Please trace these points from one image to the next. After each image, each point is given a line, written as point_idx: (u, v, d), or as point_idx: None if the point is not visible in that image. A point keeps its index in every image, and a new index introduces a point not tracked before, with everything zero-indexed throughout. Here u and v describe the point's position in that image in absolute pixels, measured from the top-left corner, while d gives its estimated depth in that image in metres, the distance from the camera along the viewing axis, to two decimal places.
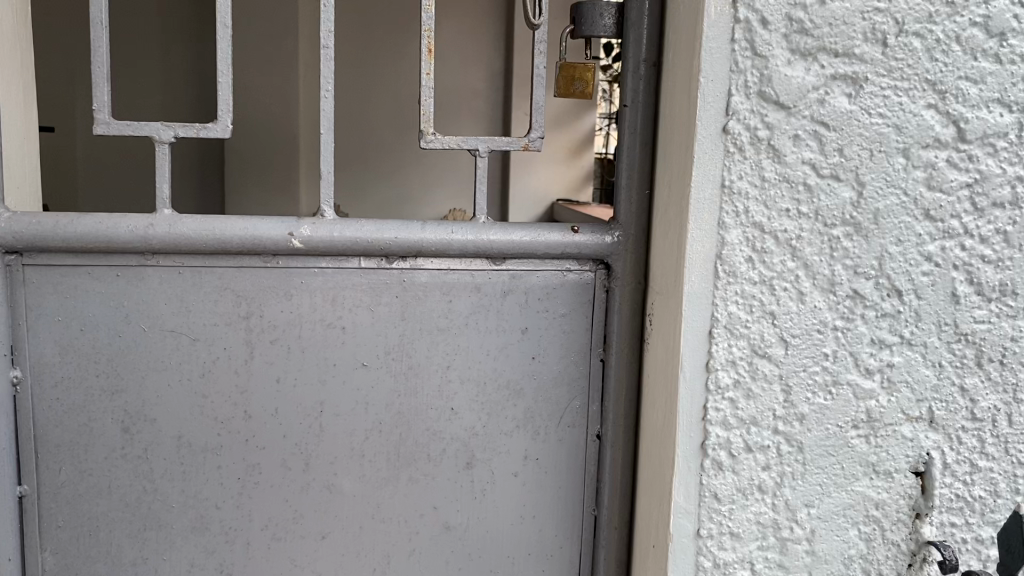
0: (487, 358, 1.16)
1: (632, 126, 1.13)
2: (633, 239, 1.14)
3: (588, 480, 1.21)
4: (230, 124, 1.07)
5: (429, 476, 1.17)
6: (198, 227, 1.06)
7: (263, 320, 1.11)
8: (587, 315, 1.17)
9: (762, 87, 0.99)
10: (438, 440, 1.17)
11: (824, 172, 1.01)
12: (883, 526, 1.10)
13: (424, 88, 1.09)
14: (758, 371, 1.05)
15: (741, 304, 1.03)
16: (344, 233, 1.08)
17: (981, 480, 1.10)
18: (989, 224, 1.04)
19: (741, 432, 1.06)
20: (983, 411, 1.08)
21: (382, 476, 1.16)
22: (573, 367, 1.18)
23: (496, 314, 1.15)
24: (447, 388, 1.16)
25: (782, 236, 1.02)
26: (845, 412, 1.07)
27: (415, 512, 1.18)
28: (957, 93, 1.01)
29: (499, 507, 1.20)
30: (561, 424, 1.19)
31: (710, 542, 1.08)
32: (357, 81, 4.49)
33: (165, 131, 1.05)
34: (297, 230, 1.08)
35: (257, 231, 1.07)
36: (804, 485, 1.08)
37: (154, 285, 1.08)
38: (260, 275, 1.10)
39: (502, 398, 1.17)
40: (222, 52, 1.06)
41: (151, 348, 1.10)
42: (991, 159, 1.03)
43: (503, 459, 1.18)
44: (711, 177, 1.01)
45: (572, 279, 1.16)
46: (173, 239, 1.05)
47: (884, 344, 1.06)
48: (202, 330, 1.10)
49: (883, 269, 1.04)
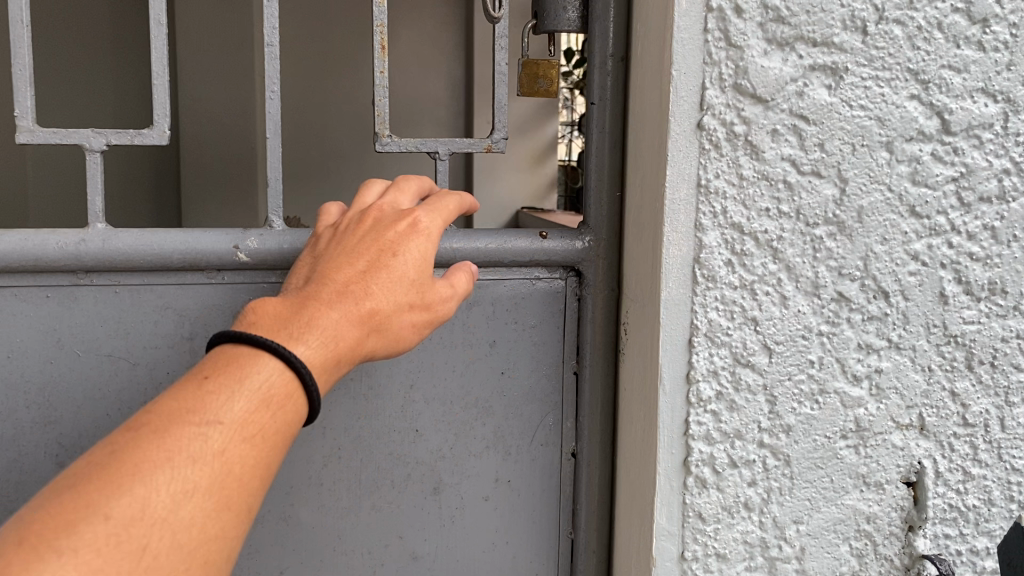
0: (454, 375, 1.09)
1: (600, 126, 1.07)
2: (604, 244, 1.08)
3: (564, 501, 1.14)
4: (168, 130, 0.99)
5: (394, 503, 1.10)
6: (134, 240, 0.97)
7: (208, 341, 1.03)
8: (558, 326, 1.11)
9: (737, 80, 0.94)
10: (402, 465, 1.09)
11: (804, 169, 0.96)
12: (875, 540, 1.04)
13: (378, 86, 1.02)
14: (741, 382, 0.99)
15: (721, 310, 0.97)
16: (294, 245, 1.01)
17: (974, 489, 1.05)
18: (976, 220, 0.99)
19: (725, 447, 1.00)
20: (975, 416, 1.03)
21: (342, 505, 1.09)
22: (545, 382, 1.11)
23: (461, 328, 1.08)
24: (410, 408, 1.09)
25: (762, 237, 0.96)
26: (833, 422, 1.01)
27: (379, 544, 1.11)
28: (940, 83, 0.96)
29: (469, 534, 1.13)
30: (533, 443, 1.12)
31: (696, 565, 1.02)
32: (314, 91, 4.38)
33: (96, 138, 0.97)
34: (243, 242, 1.00)
35: (200, 245, 0.99)
36: (792, 500, 1.02)
37: (87, 306, 1.00)
38: (204, 292, 1.02)
39: (470, 418, 1.10)
40: (156, 51, 0.98)
41: (86, 375, 1.01)
42: (977, 151, 0.98)
43: (472, 482, 1.11)
44: (686, 177, 0.95)
45: (541, 288, 1.10)
46: (108, 256, 0.97)
47: (871, 349, 1.00)
48: (142, 353, 1.02)
49: (868, 270, 0.99)
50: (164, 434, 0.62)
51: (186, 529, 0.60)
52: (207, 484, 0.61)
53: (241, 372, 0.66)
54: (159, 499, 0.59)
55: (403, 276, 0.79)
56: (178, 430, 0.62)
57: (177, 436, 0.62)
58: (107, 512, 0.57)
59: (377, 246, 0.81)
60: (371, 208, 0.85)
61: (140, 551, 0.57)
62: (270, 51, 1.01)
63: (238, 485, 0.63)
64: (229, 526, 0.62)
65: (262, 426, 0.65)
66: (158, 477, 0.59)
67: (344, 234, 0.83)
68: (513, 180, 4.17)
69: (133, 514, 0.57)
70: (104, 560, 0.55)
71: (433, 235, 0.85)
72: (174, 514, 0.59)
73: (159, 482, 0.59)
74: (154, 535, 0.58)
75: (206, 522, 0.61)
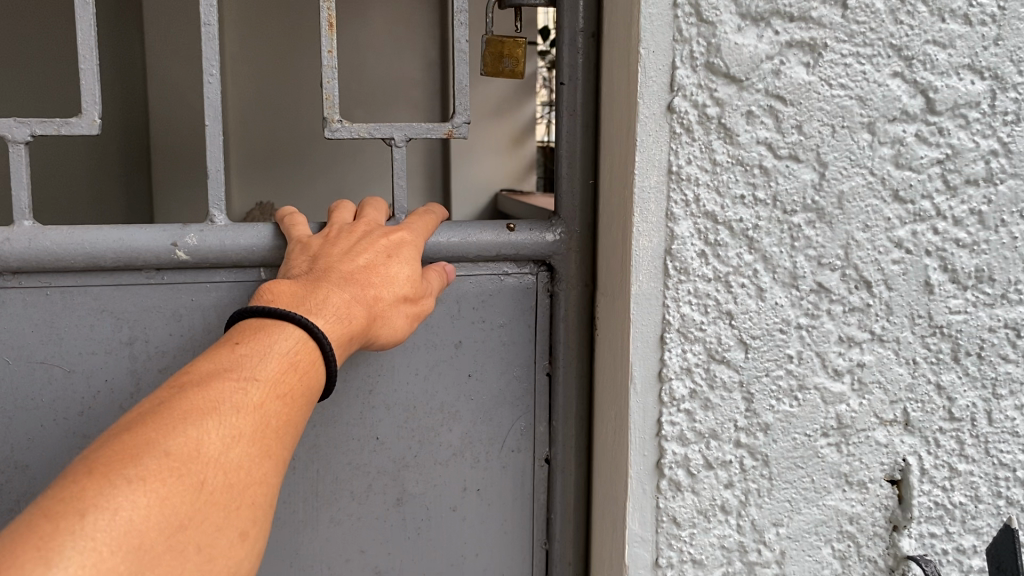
0: (418, 378, 1.06)
1: (571, 108, 1.01)
2: (577, 236, 1.04)
3: (538, 510, 1.12)
4: (98, 119, 0.95)
5: (354, 516, 1.09)
6: (63, 239, 0.97)
7: (148, 345, 1.03)
8: (530, 324, 1.07)
9: (709, 58, 0.88)
10: (362, 475, 1.07)
11: (781, 153, 0.90)
12: (858, 542, 1.00)
13: (328, 68, 0.97)
14: (716, 379, 0.94)
15: (694, 304, 0.92)
16: (237, 240, 1.00)
17: (960, 485, 1.00)
18: (963, 204, 0.93)
19: (700, 447, 0.96)
20: (962, 410, 0.98)
21: (299, 519, 1.08)
22: (516, 385, 1.08)
23: (425, 328, 1.05)
24: (370, 416, 1.06)
25: (737, 226, 0.91)
26: (813, 419, 0.96)
27: (341, 558, 1.09)
28: (924, 60, 0.90)
29: (437, 545, 1.11)
30: (504, 449, 1.10)
31: (670, 572, 0.97)
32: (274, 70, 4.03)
33: (18, 128, 0.94)
34: (181, 239, 0.99)
35: (137, 241, 0.98)
36: (771, 502, 0.97)
37: (17, 308, 0.99)
38: (142, 292, 1.02)
39: (434, 425, 1.07)
40: (82, 34, 0.93)
41: (18, 385, 1.01)
42: (963, 132, 0.92)
43: (438, 493, 1.10)
44: (656, 163, 0.89)
45: (511, 284, 1.06)
46: (33, 255, 0.96)
47: (853, 342, 0.95)
48: (77, 361, 1.02)
49: (849, 259, 0.93)
50: (208, 388, 0.70)
51: (235, 468, 0.68)
52: (249, 431, 0.70)
53: (269, 339, 0.76)
54: (210, 440, 0.67)
55: (400, 272, 0.89)
56: (219, 384, 0.71)
57: (220, 390, 0.70)
58: (166, 448, 0.64)
59: (374, 247, 0.90)
60: (361, 220, 0.94)
61: (199, 484, 0.65)
62: (207, 30, 0.95)
63: (273, 437, 0.72)
64: (269, 469, 0.71)
65: (291, 385, 0.75)
66: (206, 423, 0.68)
67: (337, 235, 0.92)
68: (493, 163, 4.06)
69: (190, 452, 0.65)
70: (170, 487, 0.62)
71: (420, 242, 0.95)
72: (224, 455, 0.67)
73: (208, 425, 0.68)
74: (210, 471, 0.66)
75: (251, 465, 0.69)
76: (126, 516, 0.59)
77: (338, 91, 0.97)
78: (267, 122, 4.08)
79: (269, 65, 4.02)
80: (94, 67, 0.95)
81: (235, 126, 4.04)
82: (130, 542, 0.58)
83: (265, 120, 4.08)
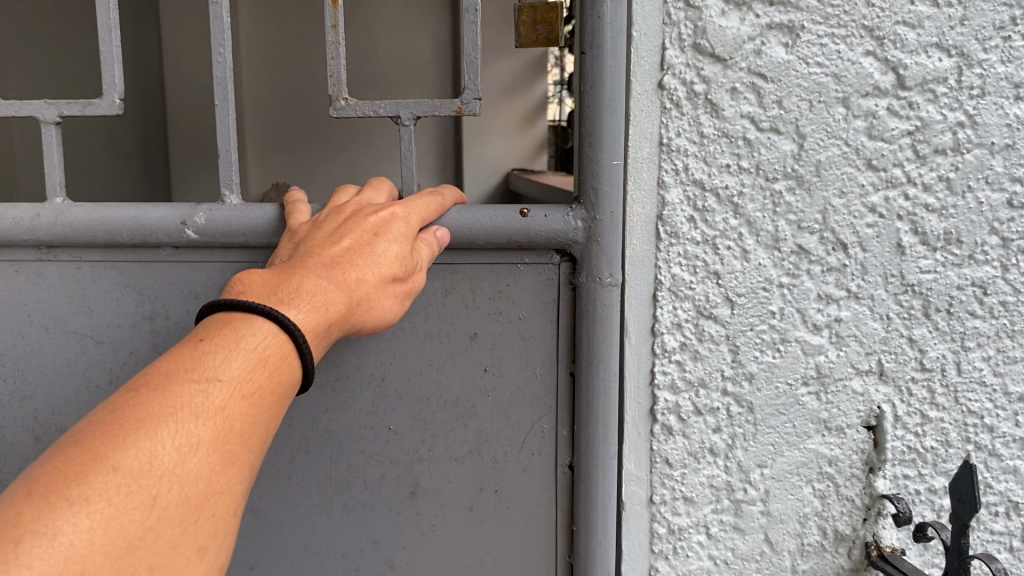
0: (430, 369, 1.09)
1: (593, 76, 0.98)
2: (598, 223, 1.00)
3: (561, 521, 1.13)
4: (117, 100, 1.04)
5: (366, 505, 1.14)
6: (85, 216, 1.08)
7: (168, 320, 1.13)
8: (552, 319, 1.07)
9: (696, 40, 0.98)
10: (375, 464, 1.13)
11: (763, 126, 0.99)
12: (837, 482, 1.09)
13: (333, 44, 1.06)
14: (704, 333, 1.04)
15: (684, 265, 1.03)
16: (240, 219, 1.07)
17: (932, 431, 1.08)
18: (932, 171, 1.01)
19: (689, 395, 1.07)
20: (933, 361, 1.06)
21: (314, 504, 1.14)
22: (535, 383, 1.09)
23: (438, 317, 1.07)
24: (383, 404, 1.11)
25: (722, 193, 1.01)
26: (795, 369, 1.05)
27: (354, 548, 1.15)
28: (895, 39, 0.98)
29: (452, 544, 1.14)
30: (524, 450, 1.11)
31: (664, 508, 1.10)
32: (288, 54, 4.12)
33: (48, 109, 1.04)
34: (191, 219, 1.08)
35: (151, 220, 1.07)
36: (756, 446, 1.08)
37: (52, 279, 1.12)
38: (163, 269, 1.11)
39: (449, 419, 1.11)
40: (106, 23, 1.03)
41: (59, 353, 1.14)
42: (932, 105, 1.00)
43: (453, 490, 1.13)
44: (647, 136, 1.00)
45: (531, 268, 1.06)
46: (60, 230, 1.08)
47: (831, 299, 1.04)
48: (105, 332, 1.13)
49: (827, 224, 1.02)
50: (166, 392, 0.67)
51: (191, 479, 0.65)
52: (208, 438, 0.67)
53: (235, 336, 0.72)
54: (164, 452, 0.64)
55: (386, 252, 0.88)
56: (178, 388, 0.67)
57: (179, 394, 0.67)
58: (115, 464, 0.61)
59: (361, 228, 0.89)
60: (350, 202, 0.94)
61: (150, 501, 0.62)
62: (219, 14, 1.03)
63: (236, 441, 0.69)
64: (232, 479, 0.68)
65: (256, 387, 0.71)
66: (161, 432, 0.64)
67: (326, 218, 0.93)
68: (504, 143, 4.14)
69: (140, 466, 0.62)
70: (116, 507, 0.60)
71: (413, 218, 0.94)
72: (179, 466, 0.64)
73: (163, 436, 0.64)
74: (162, 486, 0.63)
75: (210, 474, 0.66)
76: (65, 542, 0.56)
77: (342, 69, 1.06)
78: (281, 103, 4.18)
79: (283, 44, 4.11)
80: (114, 51, 1.04)
81: (250, 108, 4.16)
82: (71, 570, 0.56)
83: (278, 100, 4.17)
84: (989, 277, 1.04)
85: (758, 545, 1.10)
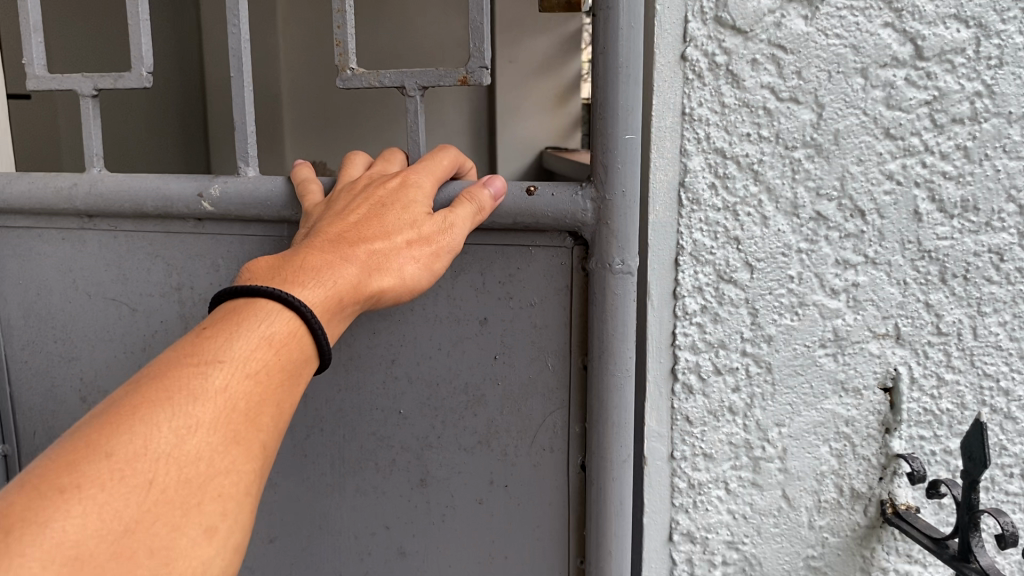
0: (440, 353, 1.17)
1: (604, 44, 1.01)
2: (602, 197, 1.04)
3: (573, 526, 1.18)
4: (146, 74, 1.10)
5: (377, 488, 1.23)
6: (116, 186, 1.14)
7: (193, 292, 1.18)
8: (564, 305, 1.12)
9: (718, 12, 1.02)
10: (387, 447, 1.22)
11: (783, 96, 1.03)
12: (853, 442, 1.13)
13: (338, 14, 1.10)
14: (724, 296, 1.09)
15: (705, 231, 1.08)
16: (249, 191, 1.10)
17: (948, 394, 1.10)
18: (949, 140, 1.03)
19: (710, 355, 1.12)
20: (949, 325, 1.08)
21: (330, 480, 1.25)
22: (546, 372, 1.14)
23: (447, 299, 1.15)
24: (393, 385, 1.19)
25: (743, 161, 1.05)
26: (812, 332, 1.09)
27: (367, 530, 1.25)
28: (912, 11, 1.00)
29: (460, 533, 1.22)
30: (537, 442, 1.17)
31: (684, 464, 1.16)
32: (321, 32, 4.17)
33: (85, 83, 1.11)
34: (207, 190, 1.11)
35: (173, 192, 1.12)
36: (774, 405, 1.12)
37: (93, 247, 1.19)
38: (188, 239, 1.16)
39: (459, 408, 1.18)
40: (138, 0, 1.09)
41: (100, 318, 1.21)
42: (950, 75, 1.02)
43: (461, 481, 1.20)
44: (670, 106, 1.05)
45: (542, 253, 1.11)
46: (94, 201, 1.15)
47: (849, 265, 1.07)
48: (139, 300, 1.20)
49: (844, 191, 1.05)
50: (167, 379, 0.71)
51: (191, 461, 0.68)
52: (209, 420, 0.71)
53: (237, 322, 0.77)
54: (161, 435, 0.68)
55: (397, 221, 0.93)
56: (178, 374, 0.72)
57: (178, 381, 0.71)
58: (109, 451, 0.65)
59: (369, 201, 0.95)
60: (362, 179, 1.01)
61: (147, 484, 0.66)
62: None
63: (239, 420, 0.73)
64: (236, 458, 0.72)
65: (256, 367, 0.75)
66: (158, 417, 0.68)
67: (338, 196, 0.99)
68: (538, 120, 4.16)
69: (136, 451, 0.66)
70: (109, 493, 0.64)
71: (426, 186, 0.99)
72: (177, 448, 0.68)
73: (161, 420, 0.68)
74: (159, 469, 0.67)
75: (212, 454, 0.70)
76: (57, 529, 0.60)
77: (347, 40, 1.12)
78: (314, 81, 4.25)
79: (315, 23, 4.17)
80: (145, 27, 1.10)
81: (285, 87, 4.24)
82: (64, 555, 0.60)
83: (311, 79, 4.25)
84: (1006, 244, 1.06)
85: (775, 500, 1.15)
